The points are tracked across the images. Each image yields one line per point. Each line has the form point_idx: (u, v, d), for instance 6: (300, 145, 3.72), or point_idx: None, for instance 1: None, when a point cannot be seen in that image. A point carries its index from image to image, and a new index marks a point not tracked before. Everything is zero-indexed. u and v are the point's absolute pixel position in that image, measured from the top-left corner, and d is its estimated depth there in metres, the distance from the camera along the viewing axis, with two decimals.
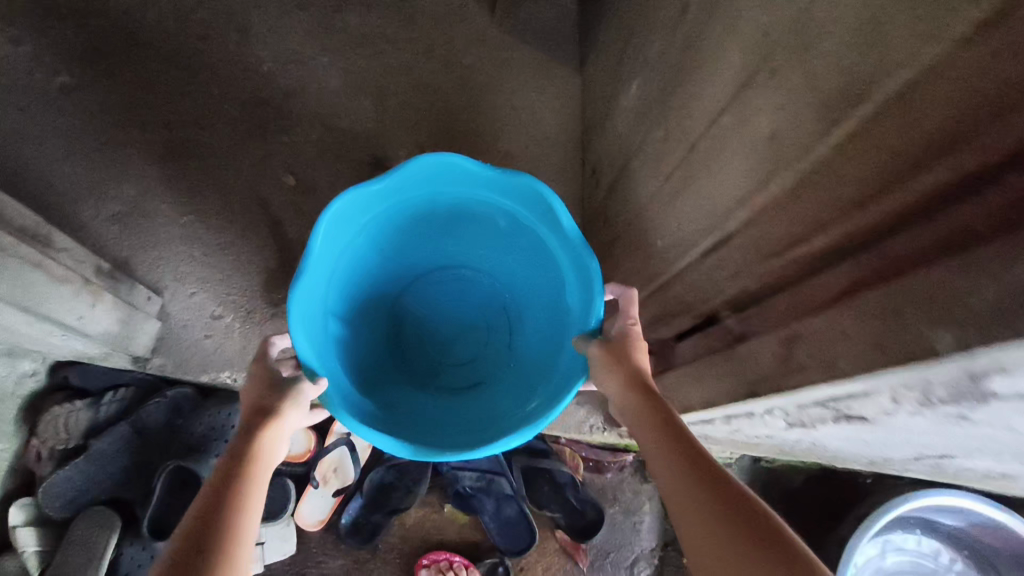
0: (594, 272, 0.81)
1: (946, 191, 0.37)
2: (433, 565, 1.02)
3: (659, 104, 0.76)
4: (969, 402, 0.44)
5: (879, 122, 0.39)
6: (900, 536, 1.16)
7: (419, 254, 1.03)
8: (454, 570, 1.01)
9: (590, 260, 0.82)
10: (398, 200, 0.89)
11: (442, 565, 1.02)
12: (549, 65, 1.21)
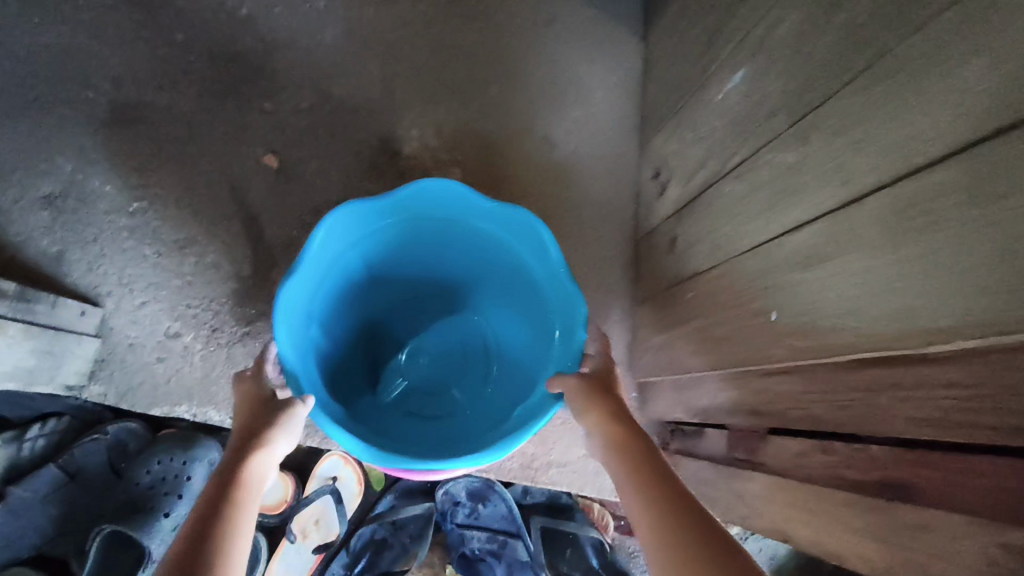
0: (579, 319, 0.62)
1: None
2: None
3: (789, 116, 0.53)
4: None
5: None
6: None
7: (409, 281, 0.80)
8: None
9: (576, 304, 0.62)
10: (402, 217, 0.69)
11: None
12: (604, 26, 0.96)
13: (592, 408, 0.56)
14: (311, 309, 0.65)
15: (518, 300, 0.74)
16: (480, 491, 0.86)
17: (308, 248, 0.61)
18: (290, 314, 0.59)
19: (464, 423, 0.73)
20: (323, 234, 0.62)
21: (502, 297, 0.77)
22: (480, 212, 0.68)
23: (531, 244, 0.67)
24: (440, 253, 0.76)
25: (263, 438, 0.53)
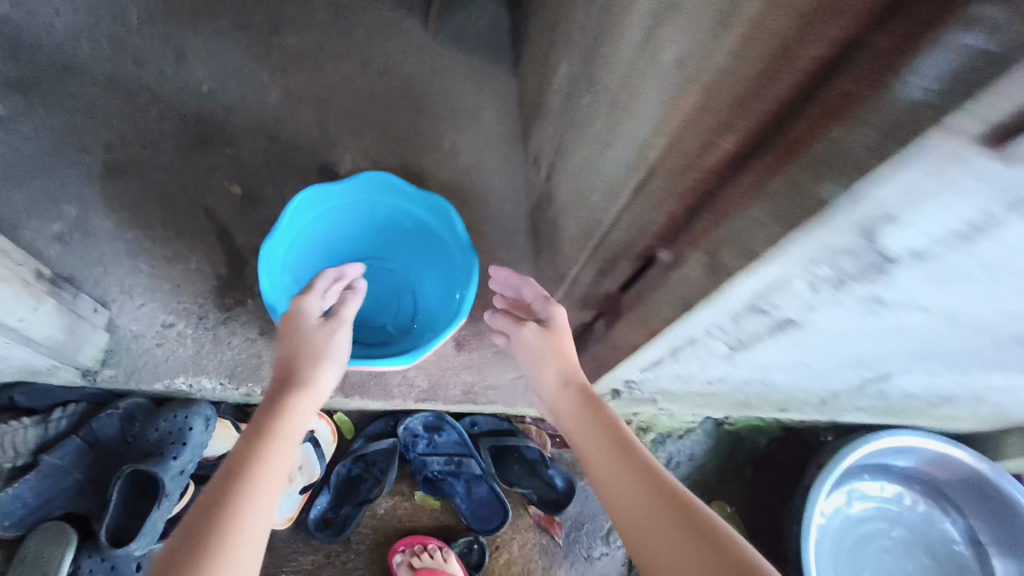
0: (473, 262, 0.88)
1: (817, 75, 0.41)
2: (406, 550, 0.99)
3: (584, 76, 0.82)
4: (870, 271, 0.50)
5: (754, 22, 0.44)
6: (864, 483, 1.23)
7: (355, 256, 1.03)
8: (430, 552, 0.98)
9: (472, 256, 0.88)
10: (351, 202, 0.92)
11: (416, 548, 0.99)
12: (484, 68, 1.27)
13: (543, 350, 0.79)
14: (285, 264, 0.88)
15: (439, 265, 0.97)
16: (434, 423, 1.04)
17: (282, 218, 0.83)
18: (268, 264, 0.82)
19: (404, 349, 0.92)
20: (293, 209, 0.86)
21: (427, 268, 0.98)
22: (408, 198, 0.92)
23: (445, 221, 0.92)
24: (380, 238, 0.98)
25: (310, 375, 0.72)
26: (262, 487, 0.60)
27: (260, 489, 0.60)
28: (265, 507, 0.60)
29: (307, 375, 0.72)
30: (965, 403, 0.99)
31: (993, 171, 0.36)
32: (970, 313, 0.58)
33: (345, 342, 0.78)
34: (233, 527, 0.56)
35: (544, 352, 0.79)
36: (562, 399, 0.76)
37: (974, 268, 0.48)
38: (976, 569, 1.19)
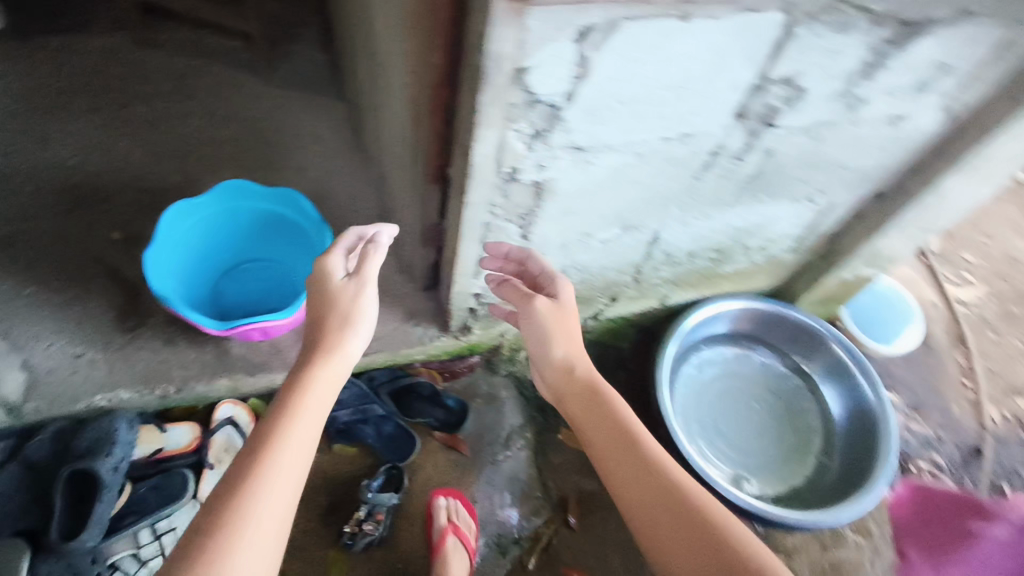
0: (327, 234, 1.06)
1: None
2: (450, 500, 1.18)
3: (373, 67, 1.07)
4: (549, 117, 0.76)
5: None
6: (707, 352, 1.49)
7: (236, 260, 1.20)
8: (462, 516, 1.15)
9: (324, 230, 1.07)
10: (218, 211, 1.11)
11: (456, 504, 1.17)
12: (317, 99, 1.52)
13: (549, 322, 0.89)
14: (170, 270, 1.06)
15: (306, 247, 1.13)
16: None
17: (158, 230, 1.01)
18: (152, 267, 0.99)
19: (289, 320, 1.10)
20: (168, 222, 1.04)
21: (297, 253, 1.15)
22: (266, 198, 1.11)
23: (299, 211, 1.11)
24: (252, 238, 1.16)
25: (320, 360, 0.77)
26: (282, 475, 0.67)
27: (277, 467, 0.67)
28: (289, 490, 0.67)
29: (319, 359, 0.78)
30: (736, 254, 1.29)
31: (547, 17, 0.63)
32: (646, 146, 0.86)
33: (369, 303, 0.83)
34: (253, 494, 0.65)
35: (552, 325, 0.90)
36: (569, 385, 0.87)
37: (608, 100, 0.76)
38: (808, 393, 1.47)
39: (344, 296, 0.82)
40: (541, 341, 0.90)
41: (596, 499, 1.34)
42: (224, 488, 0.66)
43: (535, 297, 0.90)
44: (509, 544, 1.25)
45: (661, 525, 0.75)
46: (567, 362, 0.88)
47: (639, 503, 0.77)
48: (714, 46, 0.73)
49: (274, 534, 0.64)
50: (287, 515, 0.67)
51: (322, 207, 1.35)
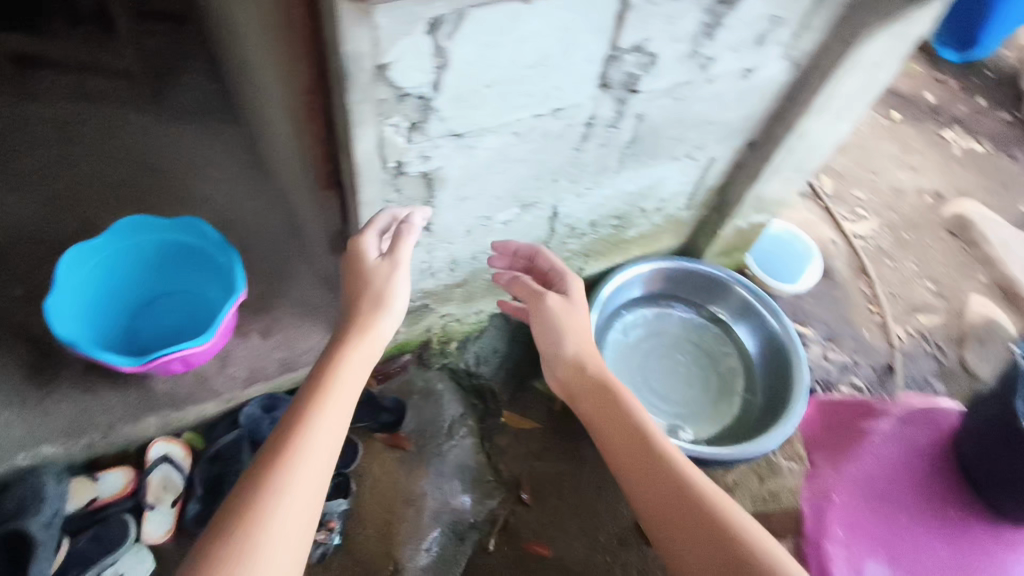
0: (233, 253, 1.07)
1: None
2: None
3: (255, 85, 1.09)
4: (421, 109, 0.81)
5: None
6: (630, 316, 1.56)
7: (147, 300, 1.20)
8: None
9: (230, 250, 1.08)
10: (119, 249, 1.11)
11: None
12: (211, 126, 1.51)
13: (561, 309, 1.01)
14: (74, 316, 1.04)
15: (218, 273, 1.15)
16: (270, 402, 1.24)
17: (56, 275, 1.00)
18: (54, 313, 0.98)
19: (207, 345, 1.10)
20: (67, 268, 1.03)
21: (208, 280, 1.17)
22: (167, 229, 1.11)
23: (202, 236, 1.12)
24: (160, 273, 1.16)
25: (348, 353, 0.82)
26: (307, 467, 0.73)
27: (310, 452, 0.74)
28: (315, 478, 0.73)
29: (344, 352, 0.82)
30: (636, 217, 1.37)
31: (395, 13, 0.67)
32: (522, 125, 0.92)
33: (405, 283, 0.88)
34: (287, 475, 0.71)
35: (565, 315, 1.01)
36: (578, 379, 0.96)
37: (475, 86, 0.81)
38: (728, 338, 1.57)
39: (372, 298, 0.86)
40: (551, 332, 1.00)
41: (544, 472, 1.40)
42: (257, 471, 0.72)
43: (548, 294, 1.02)
44: (466, 530, 1.28)
45: (657, 497, 0.83)
46: (576, 359, 0.98)
47: (640, 478, 0.86)
48: (562, 24, 0.79)
49: (307, 513, 0.71)
50: (313, 502, 0.72)
51: (231, 231, 1.35)
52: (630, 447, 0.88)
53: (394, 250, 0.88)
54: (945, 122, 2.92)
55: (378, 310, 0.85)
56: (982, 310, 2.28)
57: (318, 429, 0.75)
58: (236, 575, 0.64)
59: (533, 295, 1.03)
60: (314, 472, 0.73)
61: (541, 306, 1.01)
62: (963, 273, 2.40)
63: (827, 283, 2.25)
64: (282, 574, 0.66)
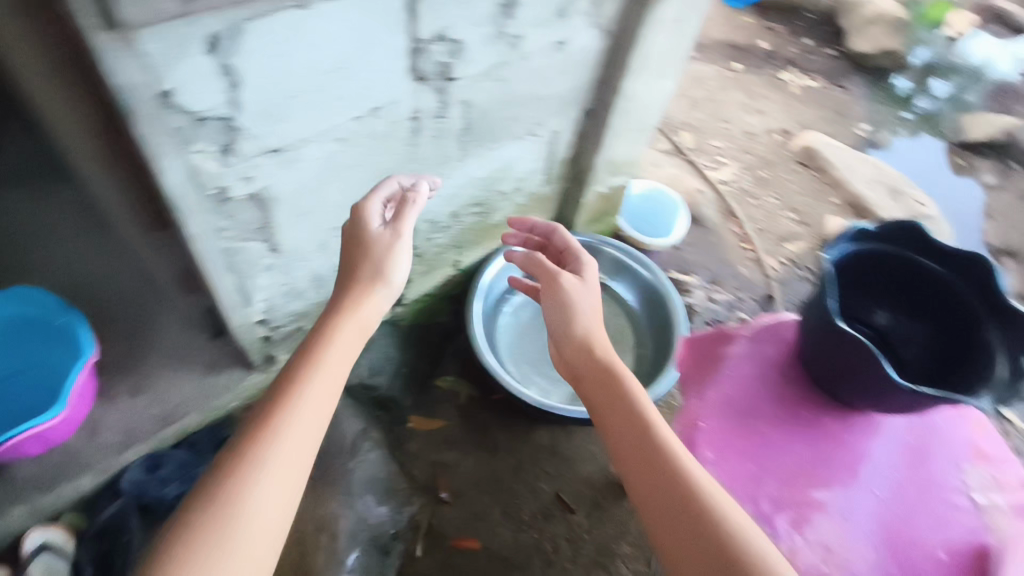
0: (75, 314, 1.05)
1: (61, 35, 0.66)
2: None
3: (60, 136, 1.03)
4: (225, 130, 0.79)
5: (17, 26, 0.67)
6: (515, 300, 1.60)
7: None
8: None
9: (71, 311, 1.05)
10: None
11: None
12: (35, 187, 1.40)
13: (574, 287, 0.98)
14: None
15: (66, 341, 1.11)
16: (152, 462, 1.18)
17: None
18: None
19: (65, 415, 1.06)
20: None
21: (54, 349, 1.10)
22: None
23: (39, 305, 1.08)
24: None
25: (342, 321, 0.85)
26: (297, 427, 0.76)
27: (301, 410, 0.77)
28: (296, 452, 0.75)
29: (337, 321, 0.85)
30: (496, 201, 1.40)
31: (159, 37, 0.65)
32: (341, 129, 0.91)
33: (406, 253, 0.91)
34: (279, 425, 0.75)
35: (583, 293, 0.98)
36: (580, 358, 0.92)
37: (277, 98, 0.80)
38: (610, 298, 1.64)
39: (369, 279, 0.89)
40: (560, 312, 0.96)
41: (459, 468, 1.42)
42: (251, 425, 0.75)
43: (566, 273, 0.99)
44: (390, 542, 1.29)
45: (648, 484, 0.77)
46: (584, 339, 0.93)
47: (634, 463, 0.80)
48: (351, 25, 0.79)
49: (296, 464, 0.74)
50: (307, 454, 0.76)
51: (76, 294, 1.27)
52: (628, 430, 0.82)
53: (398, 221, 0.92)
54: (781, 66, 3.18)
55: (373, 288, 0.88)
56: (840, 228, 2.50)
57: (310, 391, 0.78)
58: (227, 512, 0.69)
59: (546, 275, 1.00)
60: (298, 445, 0.75)
61: (554, 285, 0.99)
62: (818, 198, 2.63)
63: (702, 231, 2.40)
64: (271, 519, 0.70)
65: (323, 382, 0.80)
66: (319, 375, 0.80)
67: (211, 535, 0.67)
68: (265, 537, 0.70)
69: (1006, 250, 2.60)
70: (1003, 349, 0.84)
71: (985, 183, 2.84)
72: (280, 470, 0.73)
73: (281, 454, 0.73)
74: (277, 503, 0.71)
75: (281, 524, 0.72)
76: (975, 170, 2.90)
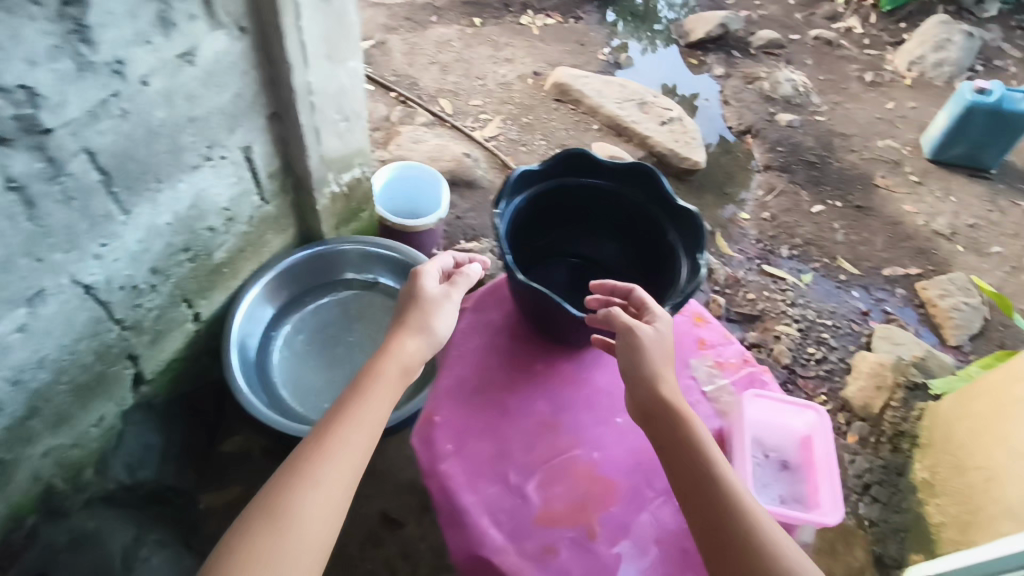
0: None
1: None
2: None
3: None
4: None
5: None
6: (282, 333, 1.47)
7: None
8: None
9: None
10: None
11: None
12: None
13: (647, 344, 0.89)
14: None
15: None
16: None
17: None
18: None
19: None
20: None
21: None
22: None
23: None
24: None
25: (385, 357, 0.99)
26: (348, 444, 0.90)
27: (352, 430, 0.91)
28: (346, 466, 0.89)
29: (382, 358, 1.00)
30: (210, 239, 1.25)
31: None
32: None
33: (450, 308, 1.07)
34: (332, 439, 0.90)
35: (659, 350, 0.91)
36: (655, 403, 0.88)
37: None
38: (380, 294, 1.56)
39: (412, 329, 1.03)
40: (639, 367, 0.89)
41: None
42: (312, 441, 0.90)
43: (644, 322, 0.90)
44: None
45: (716, 528, 0.80)
46: (653, 378, 0.89)
47: (701, 506, 0.82)
48: None
49: (346, 472, 0.88)
50: (357, 462, 0.90)
51: None
52: (701, 476, 0.83)
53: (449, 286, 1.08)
54: (518, 11, 3.23)
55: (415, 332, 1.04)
56: (604, 151, 2.57)
57: (359, 415, 0.93)
58: (288, 507, 0.83)
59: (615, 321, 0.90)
60: (347, 459, 0.89)
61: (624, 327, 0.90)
62: (580, 130, 2.74)
63: (481, 193, 2.39)
64: (320, 511, 0.84)
65: (367, 416, 0.93)
66: (365, 402, 0.95)
67: (272, 526, 0.82)
68: (318, 530, 0.83)
69: (746, 129, 2.88)
70: (682, 252, 0.96)
71: (717, 75, 3.13)
72: (333, 475, 0.87)
73: (332, 464, 0.88)
74: (330, 504, 0.85)
75: (332, 515, 0.86)
76: (706, 66, 3.17)
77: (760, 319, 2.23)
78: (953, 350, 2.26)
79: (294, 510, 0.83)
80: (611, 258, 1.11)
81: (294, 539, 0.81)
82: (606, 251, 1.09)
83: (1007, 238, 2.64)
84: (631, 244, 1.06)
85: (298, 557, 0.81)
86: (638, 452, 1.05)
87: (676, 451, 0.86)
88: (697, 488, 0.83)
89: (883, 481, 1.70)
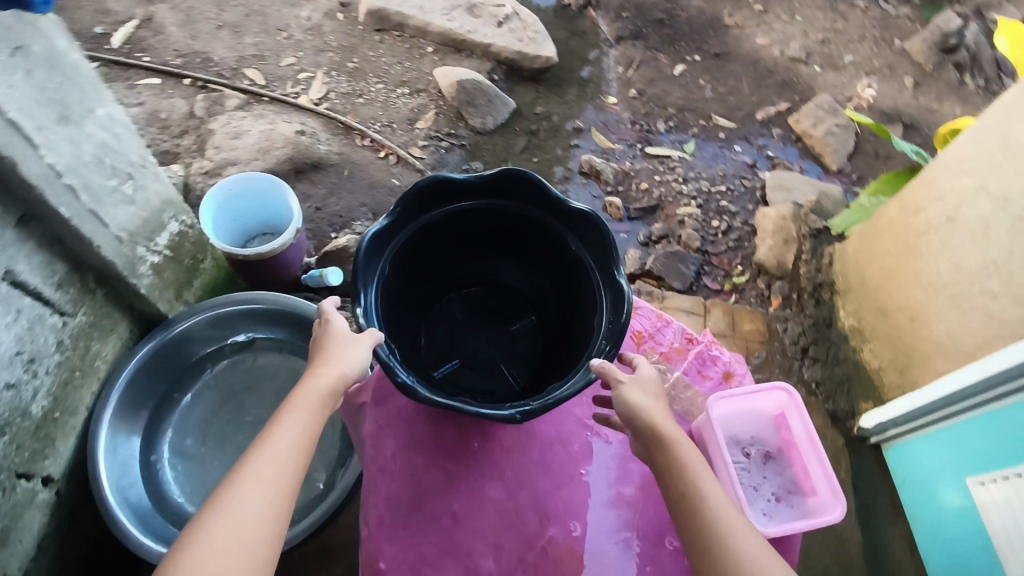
0: None
1: None
2: None
3: None
4: None
5: None
6: (165, 447, 1.24)
7: None
8: None
9: None
10: None
11: None
12: None
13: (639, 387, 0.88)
14: None
15: None
16: None
17: None
18: None
19: None
20: None
21: None
22: None
23: None
24: None
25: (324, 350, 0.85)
26: (285, 432, 0.76)
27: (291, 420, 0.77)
28: (284, 454, 0.75)
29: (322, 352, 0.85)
30: (16, 396, 0.97)
31: None
32: None
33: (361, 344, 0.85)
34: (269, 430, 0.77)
35: (644, 387, 0.89)
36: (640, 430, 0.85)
37: None
38: (258, 348, 1.34)
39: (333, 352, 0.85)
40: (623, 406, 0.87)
41: None
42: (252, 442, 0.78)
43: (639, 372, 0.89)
44: None
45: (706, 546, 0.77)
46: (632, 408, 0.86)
47: (690, 526, 0.79)
48: None
49: (284, 466, 0.74)
50: (299, 453, 0.76)
51: None
52: (687, 496, 0.80)
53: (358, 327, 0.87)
54: None
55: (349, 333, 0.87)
56: (450, 76, 2.27)
57: (299, 403, 0.79)
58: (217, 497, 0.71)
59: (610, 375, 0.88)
60: (283, 447, 0.75)
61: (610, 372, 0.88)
62: (415, 58, 2.41)
63: (334, 170, 2.10)
64: (251, 503, 0.70)
65: (309, 407, 0.79)
66: (306, 391, 0.80)
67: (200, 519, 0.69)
68: (250, 522, 0.69)
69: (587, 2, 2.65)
70: (592, 262, 0.87)
71: None
72: (267, 463, 0.73)
73: (268, 455, 0.74)
74: (274, 490, 0.72)
75: (267, 510, 0.71)
76: None
77: (660, 209, 2.15)
78: (837, 176, 2.31)
79: (233, 497, 0.70)
80: (513, 280, 1.04)
81: (231, 530, 0.68)
82: (507, 275, 1.03)
83: (855, 45, 2.66)
84: (529, 262, 0.99)
85: (230, 553, 0.67)
86: (613, 498, 1.01)
87: (663, 475, 0.83)
88: (685, 508, 0.80)
89: (817, 339, 1.76)
